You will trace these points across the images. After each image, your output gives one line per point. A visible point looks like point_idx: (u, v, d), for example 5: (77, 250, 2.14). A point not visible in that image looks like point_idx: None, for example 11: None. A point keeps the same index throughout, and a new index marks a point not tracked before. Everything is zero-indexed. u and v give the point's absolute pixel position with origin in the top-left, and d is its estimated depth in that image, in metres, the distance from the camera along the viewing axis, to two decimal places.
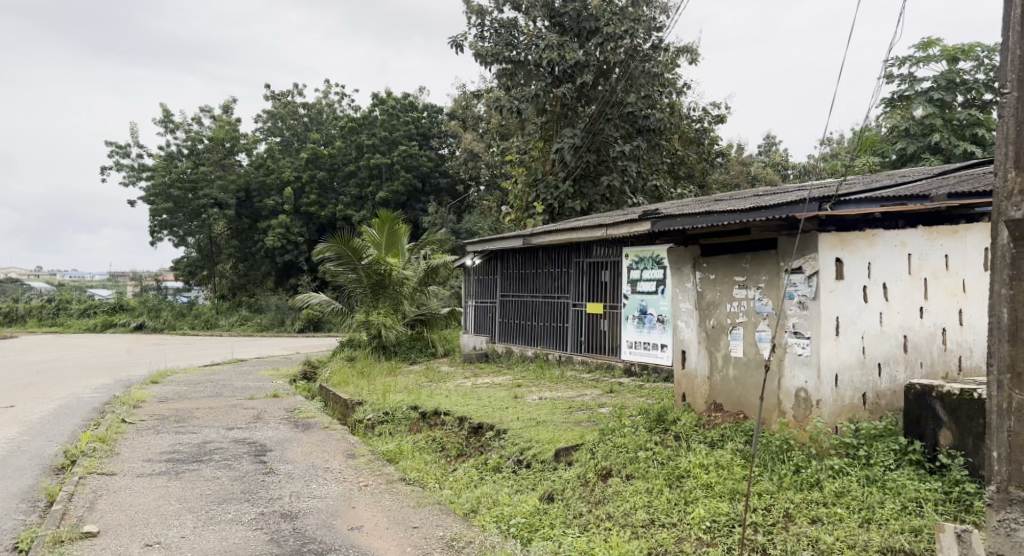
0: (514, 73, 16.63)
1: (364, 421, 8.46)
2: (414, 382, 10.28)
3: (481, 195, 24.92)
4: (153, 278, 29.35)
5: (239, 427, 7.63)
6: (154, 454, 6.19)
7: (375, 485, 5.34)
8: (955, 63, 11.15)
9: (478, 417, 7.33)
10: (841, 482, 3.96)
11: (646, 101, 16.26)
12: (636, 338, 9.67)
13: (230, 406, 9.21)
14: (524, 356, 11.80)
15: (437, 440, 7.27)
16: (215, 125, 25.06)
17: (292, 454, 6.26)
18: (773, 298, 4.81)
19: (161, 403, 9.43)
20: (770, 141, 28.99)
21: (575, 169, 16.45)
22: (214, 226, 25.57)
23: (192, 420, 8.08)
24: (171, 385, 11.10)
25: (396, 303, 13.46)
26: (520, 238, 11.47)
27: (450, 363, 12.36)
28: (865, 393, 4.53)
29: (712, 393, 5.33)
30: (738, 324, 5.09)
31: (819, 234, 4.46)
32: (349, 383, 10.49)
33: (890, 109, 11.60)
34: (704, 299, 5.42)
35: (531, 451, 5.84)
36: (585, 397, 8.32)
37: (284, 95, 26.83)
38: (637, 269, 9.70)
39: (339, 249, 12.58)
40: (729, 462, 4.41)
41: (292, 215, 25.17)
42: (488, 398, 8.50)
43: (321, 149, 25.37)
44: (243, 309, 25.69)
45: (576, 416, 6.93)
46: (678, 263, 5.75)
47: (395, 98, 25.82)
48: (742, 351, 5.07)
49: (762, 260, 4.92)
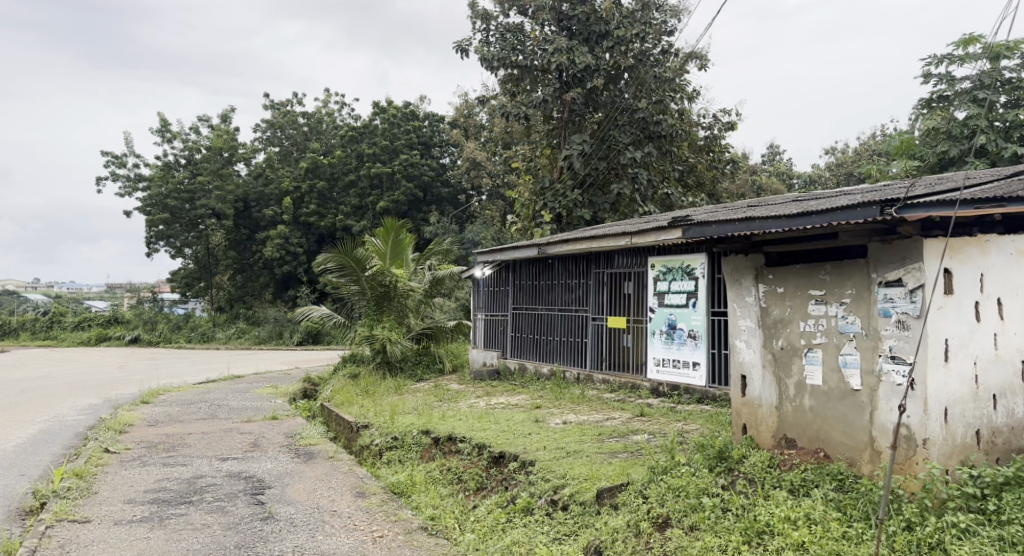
0: (521, 78, 15.92)
1: (372, 448, 7.71)
2: (423, 402, 9.51)
3: (484, 204, 24.30)
4: (148, 289, 28.64)
5: (233, 457, 6.85)
6: (136, 494, 5.43)
7: (393, 536, 4.59)
8: (998, 60, 10.52)
9: (499, 444, 6.54)
10: (971, 544, 3.21)
11: (659, 106, 15.51)
12: (665, 356, 8.92)
13: (225, 431, 8.43)
14: (539, 374, 11.03)
15: (453, 471, 6.51)
16: (212, 134, 24.41)
17: (293, 493, 5.49)
18: (863, 316, 4.09)
19: (150, 427, 8.66)
20: (773, 150, 28.45)
21: (584, 177, 15.82)
22: (212, 236, 24.87)
23: (182, 448, 7.31)
24: (162, 406, 10.34)
25: (401, 316, 12.71)
26: (536, 247, 10.73)
27: (459, 381, 11.58)
28: (979, 431, 3.82)
29: (782, 426, 4.60)
30: (816, 346, 4.38)
31: (924, 240, 3.79)
32: (353, 403, 9.71)
33: (929, 110, 11.18)
34: (771, 316, 4.71)
35: (567, 489, 5.06)
36: (614, 421, 7.58)
37: (283, 104, 26.19)
38: (665, 281, 8.98)
39: (341, 260, 11.77)
40: (822, 515, 3.66)
41: (291, 225, 24.44)
42: (507, 421, 7.73)
43: (321, 158, 24.61)
44: (240, 323, 24.92)
45: (611, 447, 6.16)
46: (734, 273, 5.02)
47: (396, 107, 25.21)
48: (822, 378, 4.34)
49: (845, 271, 4.21)
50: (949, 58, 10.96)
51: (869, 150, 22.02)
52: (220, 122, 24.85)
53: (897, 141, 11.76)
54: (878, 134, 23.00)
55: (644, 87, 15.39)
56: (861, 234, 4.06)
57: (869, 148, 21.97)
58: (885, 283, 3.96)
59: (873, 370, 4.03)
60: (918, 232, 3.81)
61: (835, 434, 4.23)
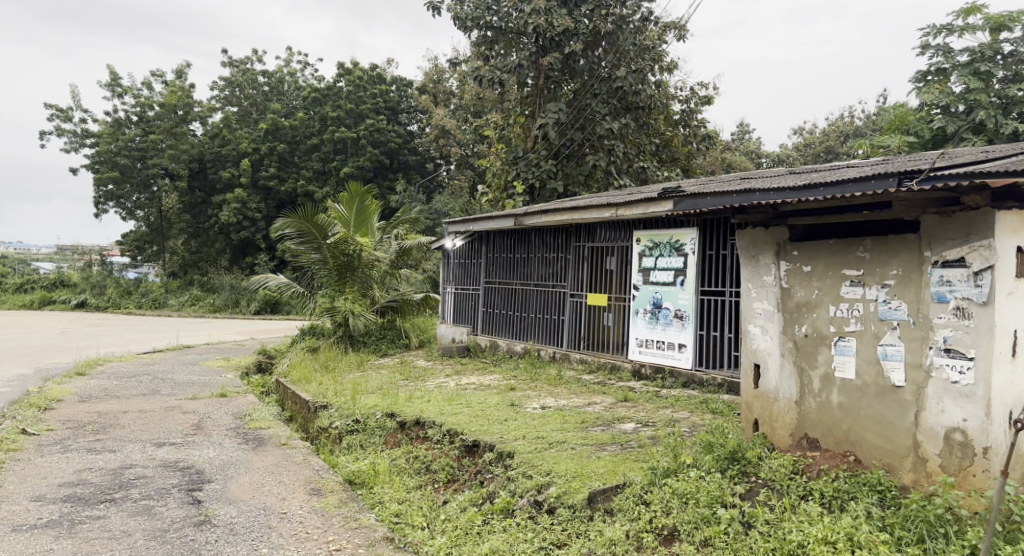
0: (494, 41, 14.96)
1: (330, 431, 6.98)
2: (387, 380, 8.78)
3: (452, 174, 23.40)
4: (96, 251, 27.14)
5: (170, 443, 6.06)
6: (47, 489, 4.63)
7: (352, 550, 3.91)
8: (998, 33, 10.08)
9: (473, 432, 5.86)
10: None
11: (638, 76, 14.73)
12: (648, 336, 8.33)
13: (165, 410, 7.59)
14: (512, 352, 10.39)
15: (421, 460, 5.84)
16: (165, 90, 22.97)
17: (235, 491, 4.77)
18: (911, 301, 3.50)
19: (82, 403, 7.77)
20: (743, 128, 28.08)
21: (559, 147, 15.09)
22: (165, 198, 23.55)
23: (115, 430, 6.49)
24: (99, 379, 9.42)
25: (365, 287, 11.91)
26: (512, 218, 10.02)
27: (426, 357, 10.89)
28: None
29: (801, 424, 4.04)
30: (849, 334, 3.79)
31: (995, 212, 3.20)
32: (311, 380, 8.91)
33: (924, 83, 10.71)
34: (793, 299, 4.11)
35: (553, 489, 4.42)
36: (596, 406, 6.98)
37: (242, 62, 24.75)
38: (651, 256, 8.36)
39: (301, 226, 10.86)
40: (867, 537, 3.08)
41: (249, 189, 23.20)
42: (480, 405, 7.05)
43: (282, 120, 23.37)
44: (194, 289, 23.65)
45: (597, 439, 5.54)
46: (751, 248, 4.41)
47: (361, 70, 24.09)
48: (854, 371, 3.76)
49: (889, 248, 3.62)
50: (948, 29, 10.47)
51: (838, 132, 21.66)
52: (174, 78, 23.41)
53: (889, 117, 11.26)
54: (848, 115, 22.66)
55: (622, 54, 14.64)
56: (915, 204, 3.44)
57: (839, 129, 21.61)
58: (942, 263, 3.37)
59: (920, 364, 3.45)
60: (988, 203, 3.21)
61: (870, 436, 3.66)
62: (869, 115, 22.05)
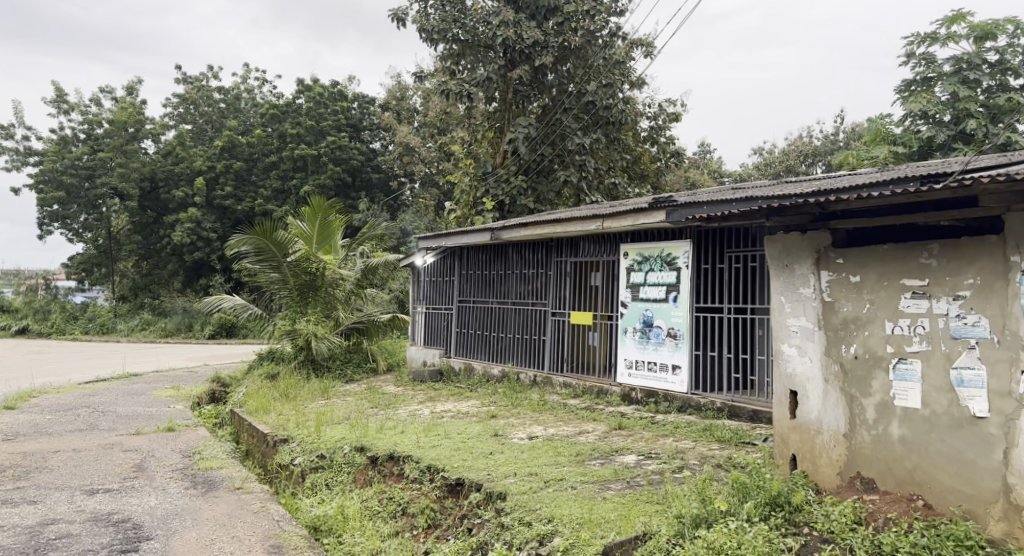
0: (460, 54, 14.33)
1: (292, 468, 6.19)
2: (355, 409, 7.99)
3: (416, 192, 22.67)
4: (41, 275, 25.65)
5: (105, 489, 5.22)
6: None
7: None
8: (982, 42, 9.90)
9: (456, 468, 5.14)
10: None
11: (608, 90, 14.15)
12: (638, 358, 7.71)
13: (103, 448, 6.70)
14: (488, 376, 9.69)
15: (397, 502, 5.09)
16: (115, 107, 21.80)
17: (179, 550, 3.99)
18: (994, 315, 2.96)
19: (7, 443, 6.83)
20: (704, 148, 28.05)
21: (529, 163, 14.49)
22: (114, 218, 22.33)
23: (40, 475, 5.61)
24: (29, 414, 8.42)
25: (328, 308, 11.11)
26: (489, 232, 9.36)
27: (396, 383, 10.10)
28: None
29: (852, 461, 3.46)
30: (912, 355, 3.23)
31: None
32: (269, 410, 8.05)
33: (908, 92, 10.44)
34: (839, 314, 3.55)
35: (558, 540, 3.73)
36: (588, 435, 6.34)
37: (197, 78, 23.73)
38: (640, 271, 7.77)
39: (259, 243, 9.96)
40: None
41: (204, 209, 22.08)
42: (461, 436, 6.33)
43: (238, 137, 22.50)
44: (145, 313, 22.36)
45: (599, 475, 4.87)
46: (784, 256, 3.86)
47: (321, 86, 23.26)
48: (920, 399, 3.20)
49: (961, 252, 3.09)
50: (932, 38, 10.26)
51: (798, 150, 21.47)
52: (125, 94, 22.26)
53: (872, 128, 10.97)
54: (808, 135, 22.73)
55: (591, 69, 14.08)
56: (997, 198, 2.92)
57: (799, 148, 21.38)
58: None
59: (1009, 391, 2.90)
60: None
61: (942, 477, 3.10)
62: (831, 134, 22.01)
